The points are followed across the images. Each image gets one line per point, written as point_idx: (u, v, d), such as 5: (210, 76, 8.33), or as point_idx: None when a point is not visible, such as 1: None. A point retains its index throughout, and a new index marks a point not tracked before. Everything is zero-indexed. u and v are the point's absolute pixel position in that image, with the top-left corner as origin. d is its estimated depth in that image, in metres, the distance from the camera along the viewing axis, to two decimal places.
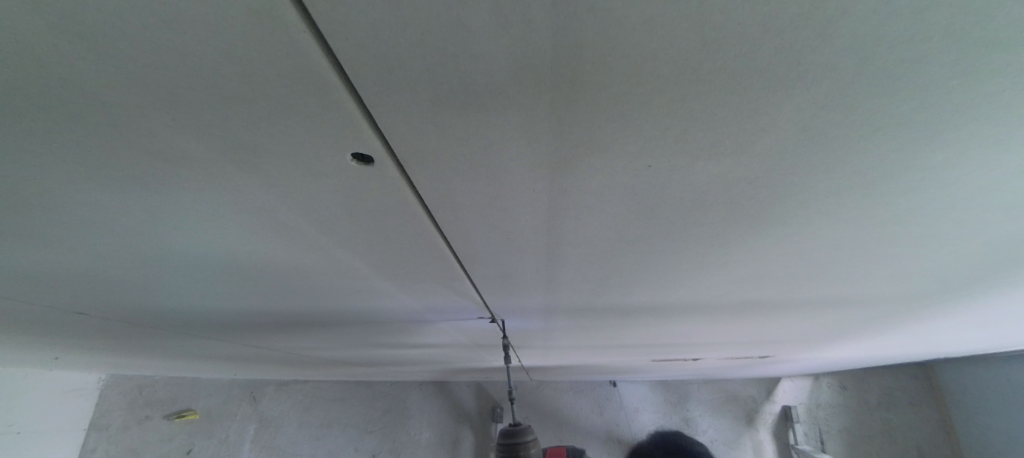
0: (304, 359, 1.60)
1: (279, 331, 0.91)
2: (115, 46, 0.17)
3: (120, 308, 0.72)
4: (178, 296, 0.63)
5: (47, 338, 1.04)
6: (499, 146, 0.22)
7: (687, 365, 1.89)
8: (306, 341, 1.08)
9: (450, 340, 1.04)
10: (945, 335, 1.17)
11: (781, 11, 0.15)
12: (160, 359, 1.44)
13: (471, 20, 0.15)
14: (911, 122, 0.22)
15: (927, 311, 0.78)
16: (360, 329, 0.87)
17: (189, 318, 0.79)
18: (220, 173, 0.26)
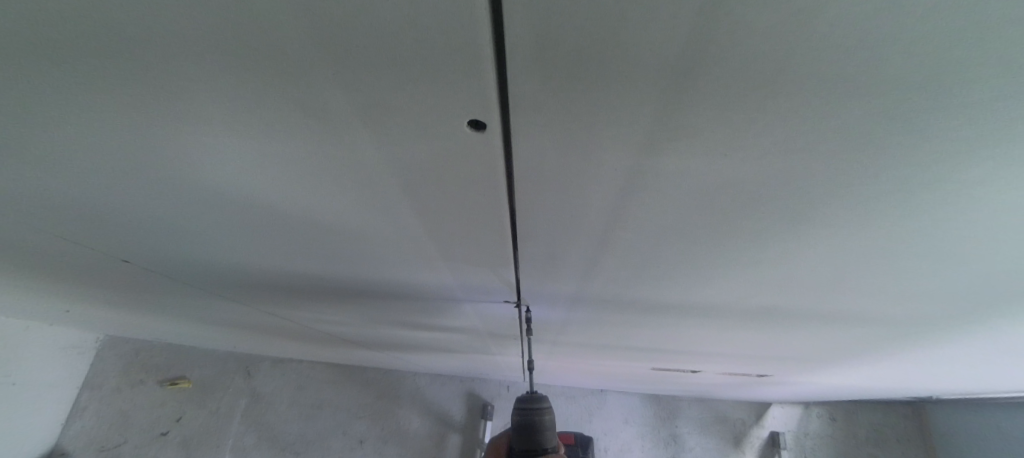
0: (314, 334, 1.64)
1: (304, 299, 0.95)
2: (320, 2, 0.21)
3: (164, 260, 0.75)
4: (225, 251, 0.66)
5: (69, 287, 1.07)
6: (601, 127, 0.26)
7: (683, 378, 1.92)
8: (327, 313, 1.12)
9: (465, 325, 1.07)
10: (940, 371, 1.20)
11: (875, 31, 0.19)
12: (174, 320, 1.47)
13: (627, 12, 0.19)
14: (962, 141, 0.26)
15: (927, 341, 0.82)
16: (386, 304, 0.90)
17: (220, 277, 0.83)
18: (343, 127, 0.30)
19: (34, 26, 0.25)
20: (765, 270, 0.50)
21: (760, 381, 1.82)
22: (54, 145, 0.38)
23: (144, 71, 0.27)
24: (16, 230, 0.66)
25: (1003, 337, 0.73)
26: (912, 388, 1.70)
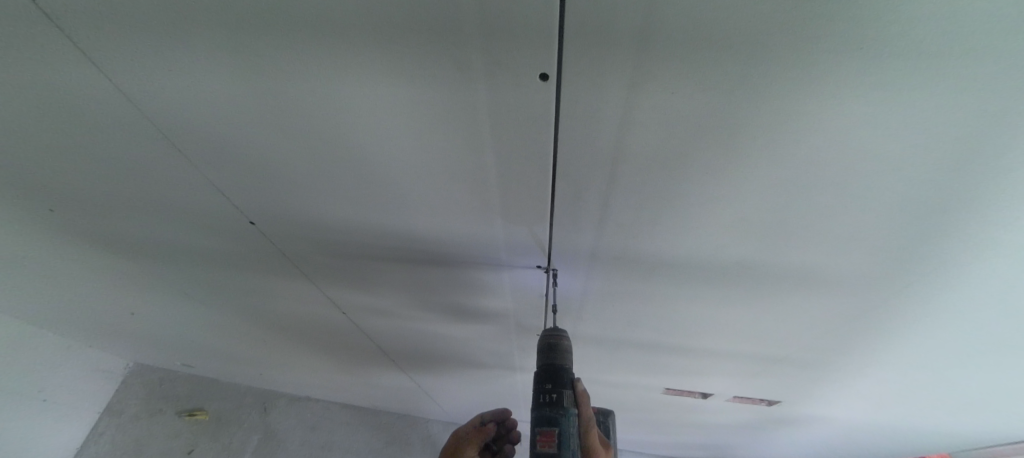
0: (364, 337, 1.87)
1: (378, 274, 1.20)
2: (483, 8, 0.50)
3: (292, 222, 1.04)
4: (347, 205, 0.94)
5: (200, 262, 1.40)
6: (608, 70, 0.54)
7: (700, 410, 2.03)
8: (385, 297, 1.34)
9: (502, 311, 1.29)
10: (929, 378, 1.35)
11: (718, 19, 0.47)
12: (249, 305, 1.72)
13: (617, 8, 0.47)
14: (788, 82, 0.53)
15: (893, 314, 0.99)
16: (443, 278, 1.14)
17: (325, 244, 1.10)
18: (472, 78, 0.58)
19: (341, 20, 0.55)
20: (725, 207, 0.74)
21: (775, 414, 1.92)
22: (292, 89, 0.67)
23: (384, 43, 0.57)
24: (203, 186, 0.94)
25: (946, 295, 0.91)
26: (922, 418, 1.76)
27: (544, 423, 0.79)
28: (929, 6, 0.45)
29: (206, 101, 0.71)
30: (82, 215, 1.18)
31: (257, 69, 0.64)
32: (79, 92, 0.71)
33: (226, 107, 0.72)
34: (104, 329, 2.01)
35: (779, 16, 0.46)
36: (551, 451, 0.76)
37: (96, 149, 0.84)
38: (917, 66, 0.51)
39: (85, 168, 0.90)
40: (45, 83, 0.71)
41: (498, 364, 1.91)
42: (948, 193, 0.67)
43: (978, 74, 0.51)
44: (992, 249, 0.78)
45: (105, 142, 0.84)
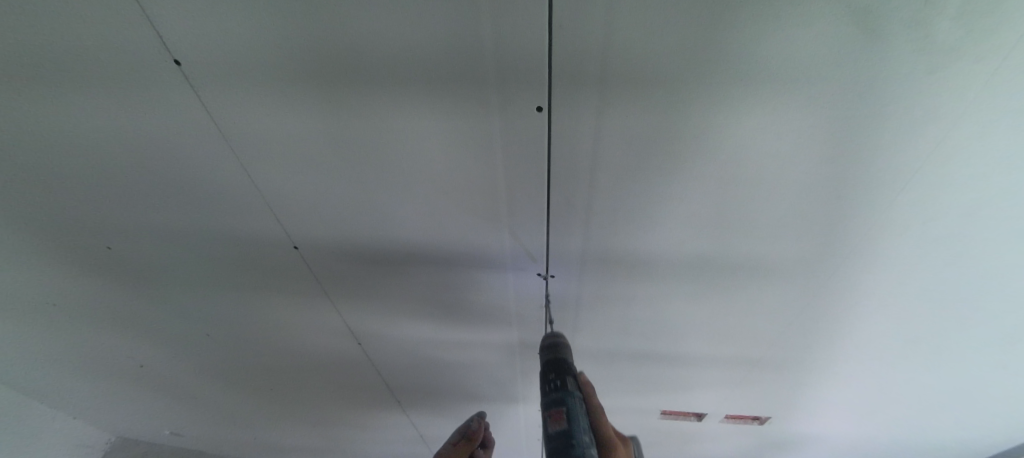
0: (369, 392, 1.92)
1: (397, 295, 1.37)
2: (497, 62, 0.75)
3: (328, 248, 1.22)
4: (378, 227, 1.14)
5: (216, 323, 1.49)
6: (582, 101, 0.79)
7: (700, 443, 2.08)
8: (401, 318, 1.48)
9: (507, 326, 1.45)
10: (898, 381, 1.48)
11: (649, 64, 0.73)
12: (252, 370, 1.74)
13: (585, 59, 0.73)
14: (703, 105, 0.78)
15: (841, 300, 1.16)
16: (456, 291, 1.32)
17: (353, 268, 1.28)
18: (488, 111, 0.83)
19: (397, 73, 0.80)
20: (679, 205, 0.96)
21: (770, 439, 1.99)
22: (352, 125, 0.91)
23: (426, 89, 0.82)
24: (258, 210, 1.13)
25: (878, 277, 1.09)
26: (909, 431, 1.83)
27: (554, 405, 0.92)
28: (780, 52, 0.71)
29: (283, 133, 0.94)
30: (121, 270, 1.30)
31: (329, 110, 0.88)
32: (188, 121, 0.94)
33: (296, 138, 0.95)
34: (96, 406, 1.96)
35: (687, 62, 0.72)
36: (564, 426, 0.88)
37: (180, 173, 1.04)
38: (786, 92, 0.75)
39: (162, 192, 1.09)
40: (163, 121, 0.94)
41: (502, 396, 2.00)
42: (845, 183, 0.89)
43: (834, 91, 0.75)
44: (898, 230, 0.98)
45: (191, 179, 1.05)
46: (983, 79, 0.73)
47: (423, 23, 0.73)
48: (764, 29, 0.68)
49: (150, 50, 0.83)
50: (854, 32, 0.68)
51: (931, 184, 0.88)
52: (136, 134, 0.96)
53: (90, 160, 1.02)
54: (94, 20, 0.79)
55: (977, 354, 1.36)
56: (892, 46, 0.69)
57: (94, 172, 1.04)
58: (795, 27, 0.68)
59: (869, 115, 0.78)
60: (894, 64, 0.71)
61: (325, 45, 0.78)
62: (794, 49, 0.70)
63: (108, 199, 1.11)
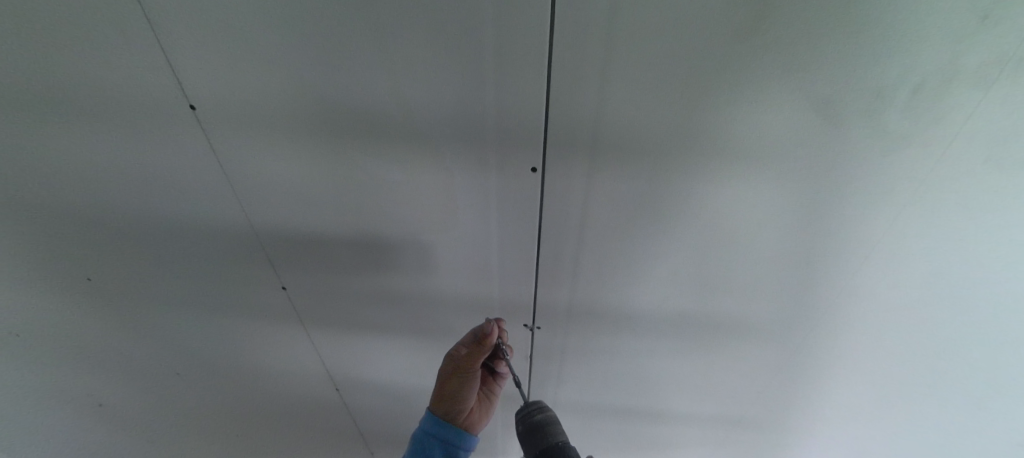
0: (338, 441, 1.83)
1: (379, 338, 1.35)
2: (497, 124, 0.81)
3: (314, 287, 1.22)
4: (367, 269, 1.14)
5: (186, 357, 1.44)
6: (574, 163, 0.84)
7: None
8: (382, 364, 1.45)
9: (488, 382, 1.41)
10: (876, 445, 1.49)
11: (635, 135, 0.80)
12: (217, 414, 1.65)
13: (578, 127, 0.80)
14: (684, 172, 0.84)
15: (816, 361, 1.19)
16: (440, 337, 1.31)
17: (337, 309, 1.27)
18: (485, 167, 0.88)
19: (402, 129, 0.86)
20: (663, 262, 1.00)
21: None
22: (352, 172, 0.94)
23: (428, 144, 0.87)
24: (251, 248, 1.14)
25: (849, 340, 1.13)
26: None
27: None
28: (753, 131, 0.78)
29: (284, 175, 0.97)
30: (94, 298, 1.27)
31: (333, 158, 0.93)
32: (194, 160, 0.97)
33: (296, 180, 0.98)
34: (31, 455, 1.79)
35: (669, 135, 0.79)
36: None
37: (175, 206, 1.06)
38: (759, 166, 0.82)
39: (156, 225, 1.10)
40: (167, 157, 0.97)
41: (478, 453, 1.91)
42: (816, 249, 0.95)
43: (802, 167, 0.82)
44: (865, 295, 1.03)
45: (185, 213, 1.07)
46: (930, 162, 0.81)
47: (431, 85, 0.79)
48: (738, 112, 0.76)
49: (167, 95, 0.87)
50: (818, 116, 0.76)
51: (895, 253, 0.94)
52: (137, 168, 0.99)
53: (86, 190, 1.03)
54: (117, 65, 0.84)
55: (951, 423, 1.37)
56: (851, 130, 0.77)
57: (87, 199, 1.05)
58: (765, 111, 0.75)
59: (834, 188, 0.85)
60: (852, 146, 0.79)
61: (336, 99, 0.84)
62: (764, 130, 0.77)
63: (100, 230, 1.11)
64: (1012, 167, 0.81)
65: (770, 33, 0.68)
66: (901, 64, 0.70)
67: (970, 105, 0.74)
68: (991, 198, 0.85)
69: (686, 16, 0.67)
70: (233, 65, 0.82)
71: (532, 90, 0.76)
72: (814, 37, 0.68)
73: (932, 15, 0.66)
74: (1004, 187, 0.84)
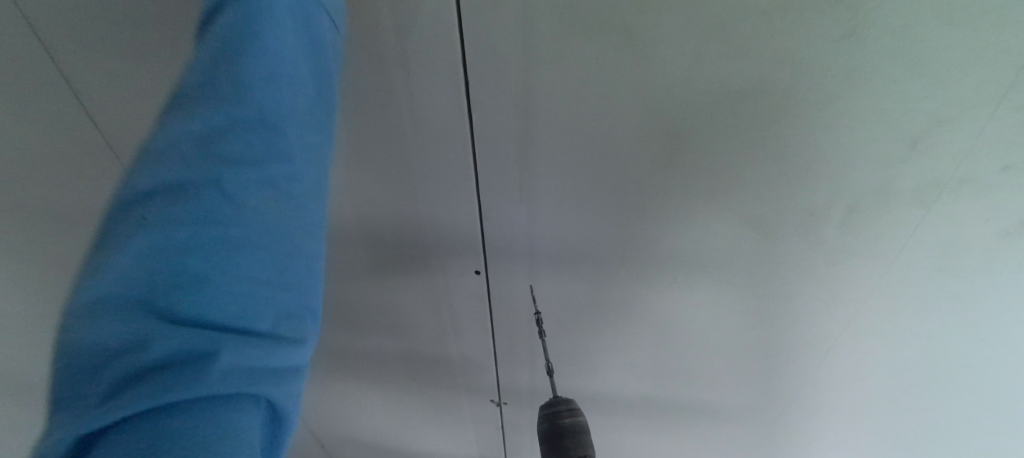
0: None
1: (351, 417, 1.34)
2: (436, 239, 0.82)
3: None
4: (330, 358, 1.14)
5: None
6: (515, 268, 0.85)
7: None
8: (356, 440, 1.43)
9: (464, 451, 1.39)
10: None
11: (571, 247, 0.80)
12: None
13: (515, 240, 0.81)
14: (624, 277, 0.84)
15: (795, 442, 1.14)
16: (410, 418, 1.30)
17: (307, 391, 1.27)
18: (430, 273, 0.88)
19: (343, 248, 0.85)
20: (619, 351, 0.98)
21: None
22: None
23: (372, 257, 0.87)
24: None
25: (825, 426, 1.07)
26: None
27: None
28: (688, 244, 0.77)
29: None
30: None
31: None
32: None
33: None
34: None
35: (604, 247, 0.79)
36: None
37: None
38: (701, 272, 0.81)
39: None
40: None
41: None
42: (775, 342, 0.92)
43: (744, 272, 0.80)
44: (837, 385, 0.98)
45: None
46: (883, 271, 0.77)
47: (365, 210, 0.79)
48: (670, 228, 0.75)
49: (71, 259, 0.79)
50: (757, 236, 0.74)
51: (862, 349, 0.90)
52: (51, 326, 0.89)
53: None
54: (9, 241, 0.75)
55: None
56: (788, 244, 0.74)
57: None
58: (697, 229, 0.75)
59: (783, 292, 0.82)
60: (795, 259, 0.77)
61: None
62: (700, 242, 0.76)
63: None
64: (978, 275, 0.75)
65: (687, 162, 0.67)
66: (836, 189, 0.67)
67: (920, 222, 0.69)
68: (960, 303, 0.80)
69: (599, 149, 0.68)
70: (99, 200, 0.72)
71: (465, 209, 0.77)
72: (733, 166, 0.67)
73: (854, 144, 0.63)
74: (969, 293, 0.78)
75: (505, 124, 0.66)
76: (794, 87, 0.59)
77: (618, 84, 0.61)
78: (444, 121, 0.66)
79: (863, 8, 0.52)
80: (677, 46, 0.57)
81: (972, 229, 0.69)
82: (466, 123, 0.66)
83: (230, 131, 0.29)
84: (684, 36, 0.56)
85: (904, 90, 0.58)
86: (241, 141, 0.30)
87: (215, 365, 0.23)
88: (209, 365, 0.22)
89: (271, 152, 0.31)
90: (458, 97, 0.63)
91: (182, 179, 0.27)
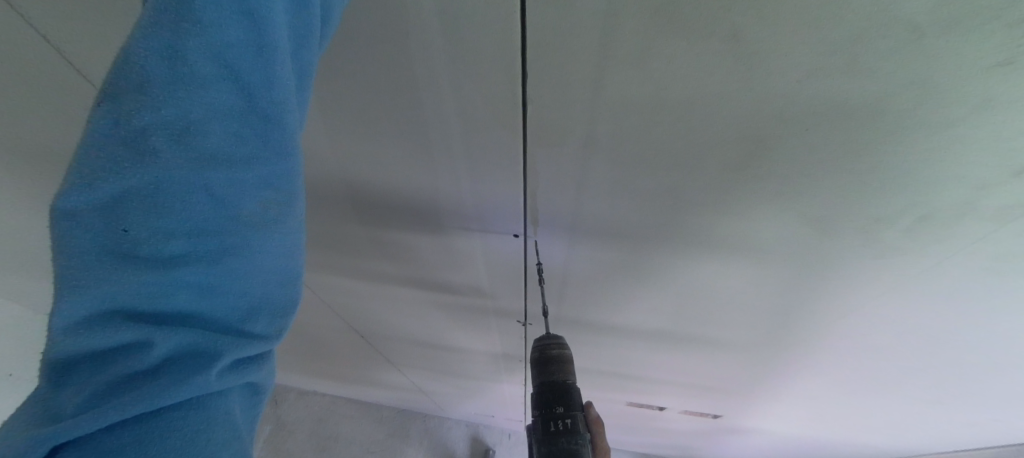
0: (362, 366, 2.12)
1: (386, 321, 1.47)
2: (479, 206, 0.80)
3: (321, 288, 1.30)
4: (367, 282, 1.21)
5: None
6: (556, 236, 0.85)
7: (657, 432, 2.32)
8: (390, 335, 1.60)
9: (488, 348, 1.57)
10: (837, 415, 1.65)
11: (617, 224, 0.79)
12: None
13: (560, 215, 0.79)
14: (666, 250, 0.84)
15: (786, 363, 1.28)
16: (441, 325, 1.43)
17: (345, 301, 1.37)
18: (470, 231, 0.88)
19: (383, 204, 0.84)
20: (645, 299, 1.04)
21: (718, 438, 2.23)
22: (339, 225, 0.95)
23: (411, 214, 0.86)
24: None
25: (818, 355, 1.20)
26: (837, 443, 2.05)
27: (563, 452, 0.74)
28: (738, 231, 0.75)
29: None
30: None
31: (320, 217, 0.92)
32: None
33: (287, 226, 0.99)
34: None
35: (652, 227, 0.78)
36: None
37: None
38: (743, 253, 0.81)
39: None
40: None
41: (482, 390, 2.17)
42: (798, 303, 0.96)
43: (787, 256, 0.80)
44: (841, 331, 1.06)
45: None
46: (927, 263, 0.77)
47: (406, 177, 0.75)
48: (724, 217, 0.73)
49: None
50: (812, 232, 0.73)
51: (876, 311, 0.96)
52: None
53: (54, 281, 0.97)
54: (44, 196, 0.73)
55: (910, 408, 1.50)
56: (843, 237, 0.73)
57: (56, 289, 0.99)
58: (751, 220, 0.72)
59: (821, 271, 0.84)
60: (844, 249, 0.76)
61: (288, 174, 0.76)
62: (751, 231, 0.75)
63: None
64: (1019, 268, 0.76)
65: (760, 169, 0.62)
66: (914, 199, 0.63)
67: (987, 231, 0.67)
68: (987, 288, 0.83)
69: (668, 146, 0.61)
70: None
71: (513, 184, 0.73)
72: (811, 173, 0.61)
73: (951, 165, 0.57)
74: (996, 280, 0.81)
75: (563, 114, 0.59)
76: (913, 109, 0.51)
77: (708, 90, 0.52)
78: (498, 103, 0.59)
79: None
80: (794, 62, 0.47)
81: None
82: (520, 110, 0.60)
83: (221, 107, 0.24)
84: (809, 52, 0.46)
85: None
86: (224, 123, 0.24)
87: (213, 369, 0.24)
88: (206, 369, 0.23)
89: (267, 143, 0.26)
90: (512, 83, 0.56)
91: (161, 130, 0.21)
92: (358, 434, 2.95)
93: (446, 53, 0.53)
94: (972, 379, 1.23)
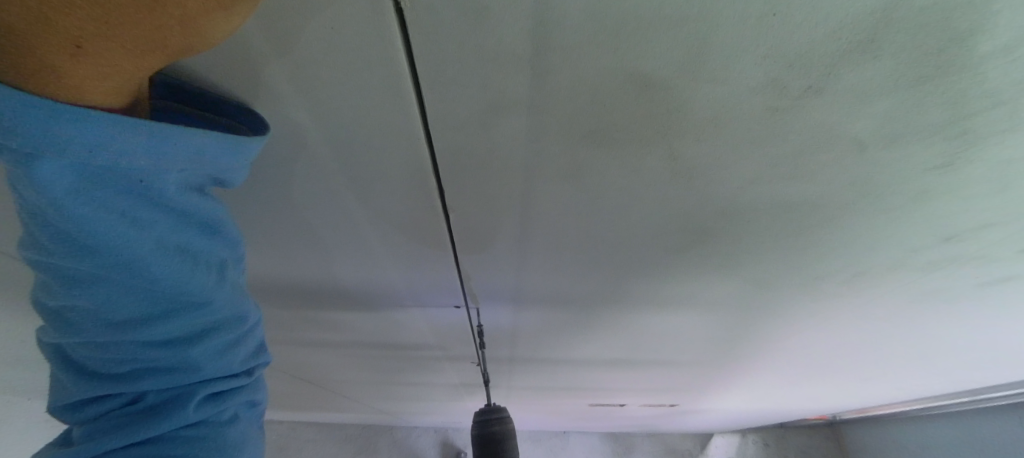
0: (317, 400, 2.02)
1: (333, 370, 1.38)
2: (411, 287, 0.73)
3: None
4: (302, 344, 1.10)
5: None
6: (499, 305, 0.79)
7: (620, 420, 2.41)
8: (339, 379, 1.50)
9: (445, 381, 1.53)
10: (781, 396, 1.77)
11: (562, 294, 0.74)
12: None
13: (502, 290, 0.73)
14: (613, 308, 0.81)
15: (733, 368, 1.33)
16: (392, 370, 1.36)
17: (283, 359, 1.26)
18: (406, 305, 0.81)
19: (303, 289, 0.75)
20: (598, 340, 1.02)
21: (676, 418, 2.35)
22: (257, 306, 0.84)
23: (337, 296, 0.77)
24: None
25: (762, 361, 1.25)
26: (782, 412, 2.21)
27: None
28: (684, 292, 0.73)
29: None
30: None
31: None
32: None
33: None
34: None
35: (598, 294, 0.74)
36: None
37: None
38: (689, 305, 0.79)
39: None
40: None
41: (447, 408, 2.14)
42: (743, 332, 0.98)
43: (731, 304, 0.80)
44: (783, 345, 1.11)
45: None
46: (859, 299, 0.80)
47: (323, 268, 0.66)
48: (669, 283, 0.70)
49: None
50: (755, 288, 0.72)
51: (813, 331, 1.00)
52: None
53: None
54: None
55: (843, 387, 1.63)
56: (783, 289, 0.73)
57: None
58: (695, 284, 0.70)
59: (763, 310, 0.84)
60: (785, 296, 0.76)
61: None
62: (697, 291, 0.73)
63: None
64: (938, 297, 0.81)
65: (704, 250, 0.59)
66: (850, 261, 0.63)
67: (913, 277, 0.69)
68: (909, 311, 0.88)
69: (608, 237, 0.57)
70: None
71: (445, 269, 0.66)
72: (754, 249, 0.59)
73: (885, 237, 0.57)
74: (921, 305, 0.84)
75: (494, 218, 0.53)
76: (854, 201, 0.49)
77: (649, 195, 0.48)
78: (415, 209, 0.51)
79: (977, 144, 0.40)
80: (735, 172, 0.43)
81: (954, 277, 0.71)
82: (443, 214, 0.52)
83: (119, 292, 0.30)
84: (750, 165, 0.42)
85: (968, 204, 0.50)
86: (129, 299, 0.31)
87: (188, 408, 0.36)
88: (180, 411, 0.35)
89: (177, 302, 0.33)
90: (431, 195, 0.49)
91: (85, 309, 0.31)
92: (325, 456, 2.87)
93: (344, 170, 0.45)
94: (898, 365, 1.33)
